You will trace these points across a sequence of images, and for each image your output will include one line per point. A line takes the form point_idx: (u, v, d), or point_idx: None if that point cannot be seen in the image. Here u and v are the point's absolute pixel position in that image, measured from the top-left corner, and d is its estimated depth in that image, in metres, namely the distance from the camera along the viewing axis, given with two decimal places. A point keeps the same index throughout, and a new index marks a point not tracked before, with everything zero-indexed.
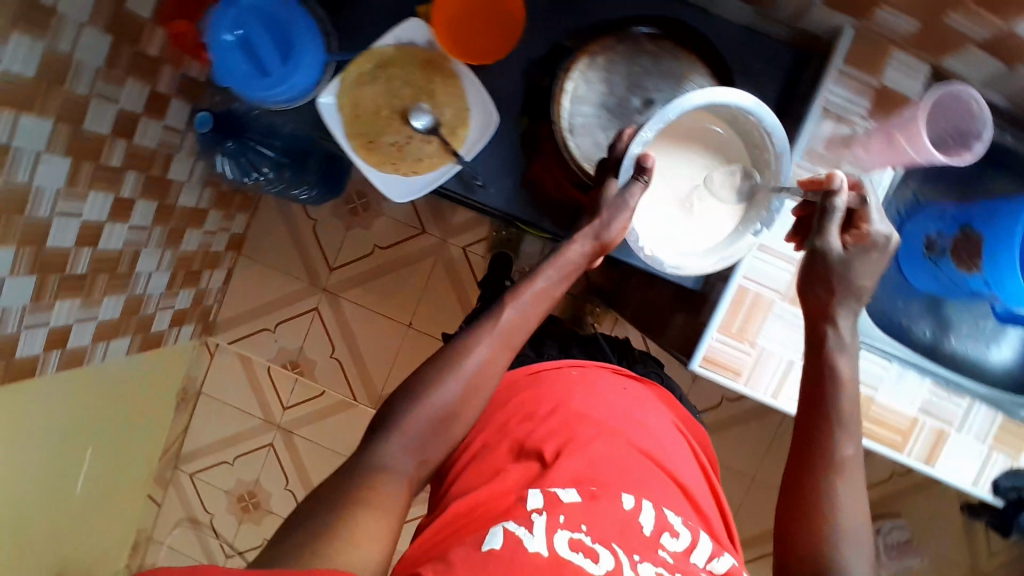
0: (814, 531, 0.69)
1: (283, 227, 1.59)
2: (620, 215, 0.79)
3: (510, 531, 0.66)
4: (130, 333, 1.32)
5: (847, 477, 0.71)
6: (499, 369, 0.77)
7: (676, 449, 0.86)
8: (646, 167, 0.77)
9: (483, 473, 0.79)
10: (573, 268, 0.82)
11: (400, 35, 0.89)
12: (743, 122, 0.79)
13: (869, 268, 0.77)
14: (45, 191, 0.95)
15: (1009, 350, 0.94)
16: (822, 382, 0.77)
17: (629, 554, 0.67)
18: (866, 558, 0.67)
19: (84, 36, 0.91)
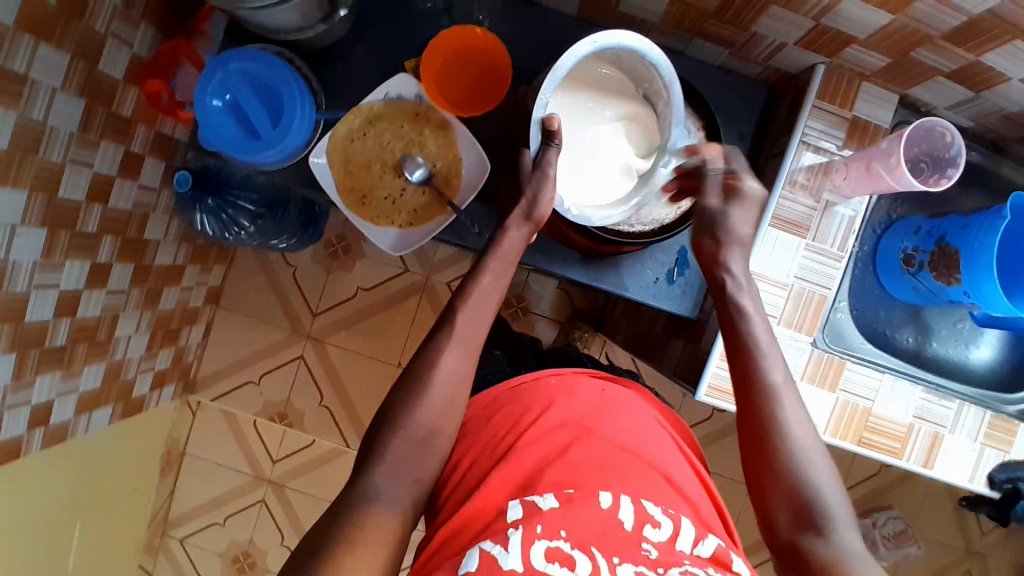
0: (775, 483, 0.70)
1: (261, 275, 1.56)
2: (546, 185, 0.78)
3: (487, 551, 0.64)
4: (112, 401, 1.27)
5: (786, 403, 0.73)
6: (464, 376, 0.76)
7: (656, 437, 0.80)
8: (553, 129, 0.76)
9: (468, 489, 0.74)
10: (513, 257, 0.81)
11: (390, 91, 0.91)
12: (625, 61, 0.81)
13: (745, 219, 0.80)
14: (22, 265, 0.92)
15: (988, 350, 1.00)
16: (738, 326, 0.78)
17: (607, 557, 0.65)
18: (840, 510, 0.68)
19: (57, 102, 0.90)
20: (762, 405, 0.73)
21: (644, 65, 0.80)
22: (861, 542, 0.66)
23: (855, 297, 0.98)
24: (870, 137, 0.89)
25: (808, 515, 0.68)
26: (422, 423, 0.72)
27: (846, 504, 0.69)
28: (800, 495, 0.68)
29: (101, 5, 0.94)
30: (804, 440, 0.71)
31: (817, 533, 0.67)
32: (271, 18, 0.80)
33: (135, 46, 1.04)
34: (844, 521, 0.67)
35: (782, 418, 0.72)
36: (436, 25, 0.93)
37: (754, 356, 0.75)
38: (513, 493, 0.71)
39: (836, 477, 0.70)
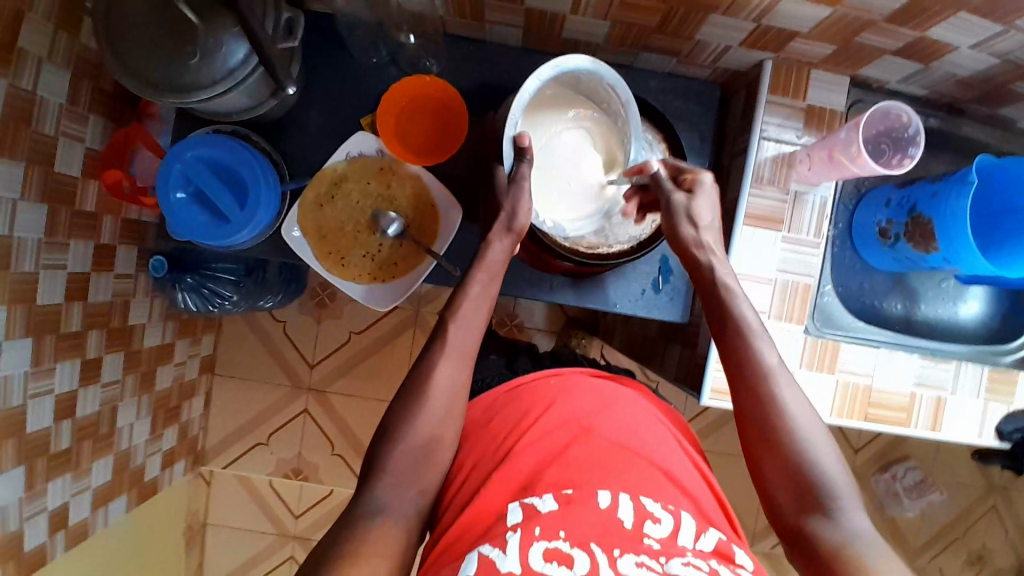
0: (780, 458, 0.67)
1: (253, 336, 1.56)
2: (522, 198, 0.74)
3: (484, 555, 0.55)
4: (126, 490, 1.26)
5: (780, 381, 0.70)
6: (461, 387, 0.69)
7: (659, 432, 0.69)
8: (524, 146, 0.73)
9: (465, 499, 0.64)
10: (499, 268, 0.75)
11: (352, 150, 0.92)
12: (583, 80, 0.80)
13: (710, 208, 0.76)
14: (15, 379, 0.92)
15: (976, 303, 1.01)
16: (720, 308, 0.73)
17: (606, 551, 0.55)
18: (844, 487, 0.66)
19: (20, 213, 0.90)
20: (760, 386, 0.69)
21: (602, 85, 0.79)
22: (866, 518, 0.65)
23: (836, 275, 1.00)
24: (828, 123, 0.90)
25: (814, 497, 0.65)
26: (423, 433, 0.66)
27: (848, 479, 0.67)
28: (803, 473, 0.66)
29: (47, 108, 0.93)
30: (805, 421, 0.68)
31: (823, 513, 0.65)
32: (226, 104, 0.81)
33: (87, 139, 1.03)
34: (849, 497, 0.65)
35: (781, 398, 0.69)
36: (386, 77, 0.93)
37: (746, 339, 0.71)
38: (512, 496, 0.61)
39: (837, 454, 0.68)
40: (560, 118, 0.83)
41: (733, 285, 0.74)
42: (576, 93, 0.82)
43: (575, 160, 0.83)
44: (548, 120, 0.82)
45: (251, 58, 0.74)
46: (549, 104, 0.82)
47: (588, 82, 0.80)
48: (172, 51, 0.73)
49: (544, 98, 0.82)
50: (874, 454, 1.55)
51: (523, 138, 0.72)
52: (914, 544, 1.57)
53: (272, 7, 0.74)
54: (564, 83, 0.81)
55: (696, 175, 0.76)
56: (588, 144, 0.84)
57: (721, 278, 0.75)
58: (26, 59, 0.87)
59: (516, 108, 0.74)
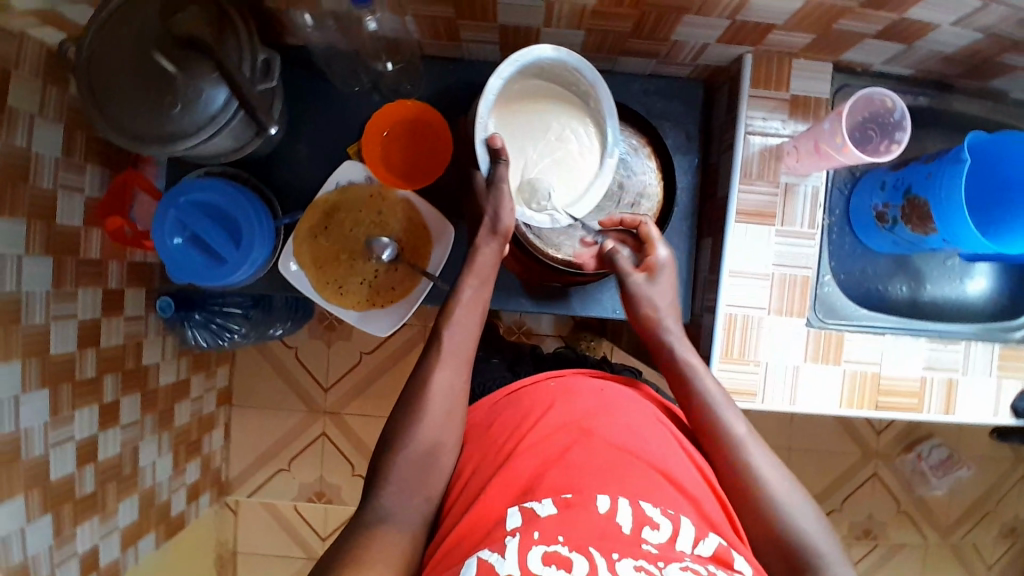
0: (761, 525, 0.65)
1: (266, 364, 1.58)
2: (503, 199, 0.75)
3: (482, 558, 0.53)
4: (154, 526, 1.28)
5: (750, 447, 0.69)
6: (459, 396, 0.69)
7: (658, 434, 0.68)
8: (497, 147, 0.75)
9: (466, 503, 0.63)
10: (490, 270, 0.75)
11: (342, 179, 0.93)
12: (550, 69, 0.81)
13: (666, 290, 0.79)
14: (34, 430, 0.95)
15: (983, 280, 1.00)
16: (684, 383, 0.74)
17: (605, 554, 0.53)
18: (828, 547, 0.63)
19: (26, 268, 0.92)
20: (729, 455, 0.69)
21: (569, 70, 0.80)
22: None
23: (837, 262, 0.99)
24: (814, 111, 0.89)
25: (799, 560, 0.63)
26: (423, 451, 0.65)
27: (831, 538, 0.64)
28: (786, 538, 0.64)
29: (43, 162, 0.94)
30: (781, 486, 0.66)
31: (810, 574, 0.62)
32: (215, 149, 0.82)
33: (87, 190, 1.04)
34: (835, 556, 0.63)
35: (753, 466, 0.67)
36: (368, 103, 0.94)
37: (711, 409, 0.71)
38: (512, 500, 0.60)
39: (818, 515, 0.66)
40: (535, 110, 0.82)
41: (695, 362, 0.74)
42: (546, 82, 0.82)
43: (557, 146, 0.82)
44: (525, 112, 0.81)
45: (231, 103, 0.76)
46: (522, 98, 0.81)
47: (553, 69, 0.80)
48: (154, 103, 0.75)
49: (517, 92, 0.81)
50: (898, 432, 1.52)
51: (494, 139, 0.75)
52: (945, 521, 1.55)
53: (248, 47, 0.75)
54: (531, 74, 0.81)
55: (655, 261, 0.78)
56: (567, 129, 0.83)
57: (683, 354, 0.76)
58: (17, 118, 0.89)
59: (484, 108, 0.76)
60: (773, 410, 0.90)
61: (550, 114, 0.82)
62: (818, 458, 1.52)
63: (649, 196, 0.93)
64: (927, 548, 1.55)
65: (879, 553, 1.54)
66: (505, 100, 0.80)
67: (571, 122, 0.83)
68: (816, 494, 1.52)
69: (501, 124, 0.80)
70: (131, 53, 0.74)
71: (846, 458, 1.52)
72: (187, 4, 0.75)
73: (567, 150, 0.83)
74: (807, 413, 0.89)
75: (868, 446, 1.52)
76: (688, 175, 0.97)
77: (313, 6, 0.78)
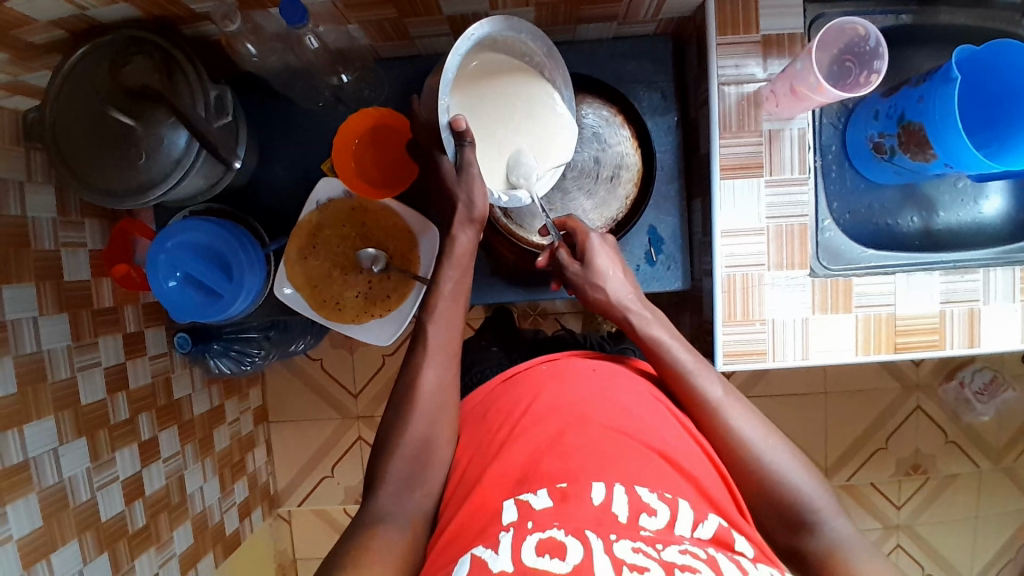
0: (755, 486, 0.66)
1: (293, 378, 1.60)
2: (474, 184, 0.73)
3: (477, 555, 0.54)
4: (211, 547, 1.32)
5: (730, 410, 0.69)
6: (449, 394, 0.71)
7: (652, 413, 0.67)
8: (462, 130, 0.71)
9: (463, 495, 0.64)
10: (468, 259, 0.76)
11: (321, 195, 0.93)
12: (502, 41, 0.79)
13: (608, 265, 0.79)
14: (78, 478, 0.98)
15: (997, 199, 0.94)
16: (656, 357, 0.73)
17: (602, 537, 0.53)
18: (822, 500, 0.64)
19: (43, 326, 0.94)
20: (711, 422, 0.69)
21: (524, 41, 0.79)
22: (851, 526, 0.64)
23: (839, 202, 0.94)
24: (790, 49, 0.84)
25: (796, 516, 0.64)
26: (415, 453, 0.67)
27: (824, 490, 0.65)
28: (781, 497, 0.64)
29: (41, 226, 0.95)
30: (766, 443, 0.67)
31: (807, 529, 0.63)
32: (187, 190, 0.84)
33: (88, 242, 1.05)
34: (829, 508, 0.64)
35: (736, 430, 0.68)
36: (335, 116, 0.95)
37: (685, 380, 0.71)
38: (507, 492, 0.60)
39: (807, 467, 0.66)
40: (493, 84, 0.79)
41: (660, 339, 0.74)
42: (500, 54, 0.80)
43: (523, 119, 0.80)
44: (482, 87, 0.79)
45: (192, 143, 0.77)
46: (479, 74, 0.79)
47: (506, 40, 0.78)
48: (120, 157, 0.76)
49: (472, 68, 0.78)
50: (933, 363, 1.47)
51: (460, 121, 0.70)
52: (995, 446, 1.50)
53: (199, 88, 0.77)
54: (483, 48, 0.78)
55: (586, 242, 0.79)
56: (531, 99, 0.81)
57: (649, 329, 0.75)
58: (7, 187, 0.90)
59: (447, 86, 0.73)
60: (786, 367, 0.87)
61: (509, 87, 0.80)
62: (854, 398, 1.48)
63: (627, 166, 0.94)
64: (980, 475, 1.51)
65: (931, 486, 1.50)
66: (461, 80, 0.77)
67: (534, 90, 0.81)
68: (858, 434, 1.48)
69: (460, 102, 0.77)
70: (87, 114, 0.75)
71: (886, 394, 1.48)
72: (133, 55, 0.75)
73: (531, 120, 0.80)
74: (821, 366, 0.86)
75: (907, 379, 1.47)
76: (668, 136, 0.94)
77: (254, 33, 0.78)
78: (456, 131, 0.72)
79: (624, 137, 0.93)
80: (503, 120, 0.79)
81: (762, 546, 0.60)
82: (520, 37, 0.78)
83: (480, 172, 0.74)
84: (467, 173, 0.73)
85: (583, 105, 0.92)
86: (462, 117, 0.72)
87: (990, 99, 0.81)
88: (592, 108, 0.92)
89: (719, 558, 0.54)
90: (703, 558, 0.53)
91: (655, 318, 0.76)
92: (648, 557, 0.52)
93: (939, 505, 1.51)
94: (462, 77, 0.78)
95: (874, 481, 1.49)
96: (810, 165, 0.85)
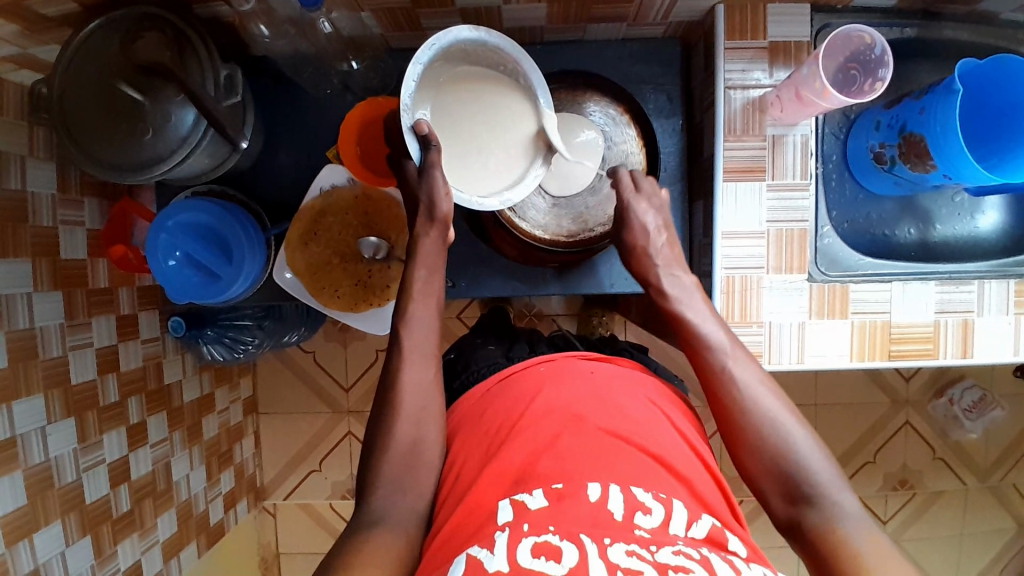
0: (764, 453, 0.64)
1: (285, 370, 1.59)
2: (437, 186, 0.73)
3: (472, 555, 0.53)
4: (194, 537, 1.30)
5: (747, 375, 0.68)
6: (433, 382, 0.70)
7: (647, 414, 0.67)
8: (425, 133, 0.73)
9: (459, 493, 0.63)
10: (436, 257, 0.75)
11: (325, 181, 0.94)
12: (474, 53, 0.77)
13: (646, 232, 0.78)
14: (64, 458, 0.97)
15: (993, 213, 0.96)
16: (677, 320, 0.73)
17: (597, 540, 0.53)
18: (827, 474, 0.63)
19: (37, 303, 0.93)
20: (720, 392, 0.68)
21: (495, 50, 0.77)
22: (855, 501, 0.62)
23: (838, 211, 0.95)
24: (795, 56, 0.85)
25: (799, 488, 0.63)
26: (409, 438, 0.67)
27: (831, 465, 0.64)
28: (787, 469, 0.63)
29: (40, 202, 0.94)
30: (777, 412, 0.66)
31: (808, 503, 0.62)
32: (191, 169, 0.84)
33: (87, 221, 1.03)
34: (834, 483, 0.62)
35: (748, 397, 0.67)
36: (342, 105, 0.95)
37: (703, 344, 0.70)
38: (504, 492, 0.60)
39: (815, 441, 0.65)
40: (471, 93, 0.78)
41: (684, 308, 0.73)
42: (475, 67, 0.78)
43: (500, 128, 0.79)
44: (457, 96, 0.78)
45: (200, 121, 0.77)
46: (457, 80, 0.78)
47: (477, 51, 0.77)
48: (126, 133, 0.76)
49: (452, 76, 0.77)
50: (926, 377, 1.48)
51: (422, 125, 0.73)
52: (983, 465, 1.51)
53: (209, 65, 0.77)
54: (456, 60, 0.77)
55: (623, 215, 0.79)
56: (510, 109, 0.79)
57: (677, 298, 0.74)
58: (9, 161, 0.89)
59: (413, 95, 0.74)
60: (781, 370, 0.88)
61: (484, 97, 0.78)
62: (845, 409, 1.48)
63: (631, 165, 0.94)
64: (967, 492, 1.52)
65: (918, 501, 1.51)
66: (436, 86, 0.77)
67: (512, 101, 0.79)
68: (849, 446, 1.49)
69: (429, 112, 0.77)
70: (95, 87, 0.75)
71: (876, 409, 1.49)
72: (145, 31, 0.75)
73: (508, 130, 0.79)
74: (814, 370, 0.87)
75: (897, 394, 1.49)
76: (674, 138, 0.95)
77: (267, 15, 0.78)
78: (420, 135, 0.73)
79: (628, 135, 0.94)
80: (476, 130, 0.78)
81: (755, 547, 0.60)
82: (489, 47, 0.76)
83: (444, 175, 0.74)
84: (430, 177, 0.73)
85: (589, 102, 0.93)
86: (425, 122, 0.74)
87: (994, 113, 0.83)
88: (596, 107, 0.93)
89: (712, 558, 0.54)
90: (697, 558, 0.53)
91: (680, 283, 0.75)
92: (642, 560, 0.51)
93: (925, 521, 1.52)
94: (433, 82, 0.77)
95: (862, 494, 1.50)
96: (812, 168, 0.86)
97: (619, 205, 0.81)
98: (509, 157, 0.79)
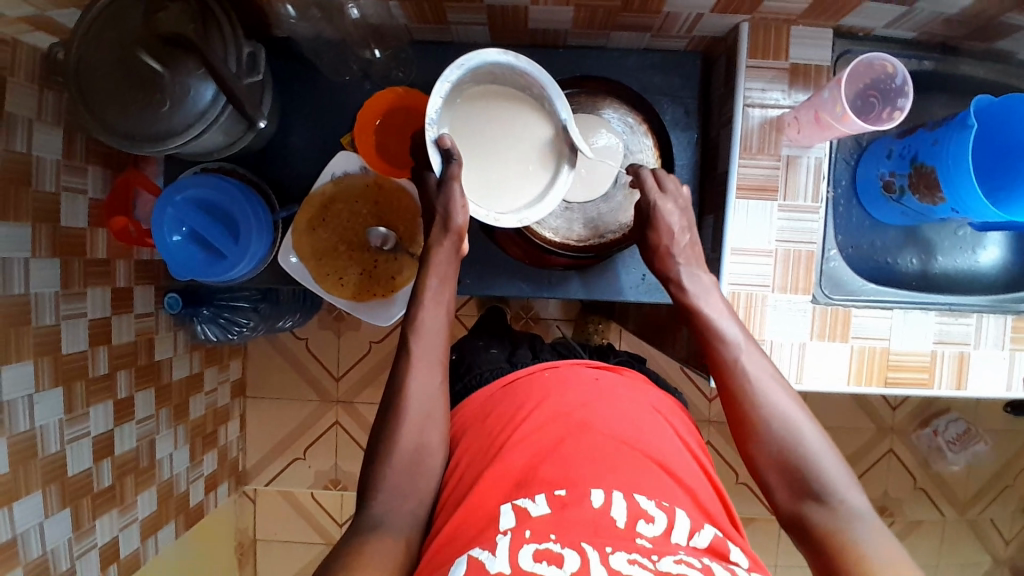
0: (773, 446, 0.65)
1: (276, 354, 1.57)
2: (454, 198, 0.71)
3: (474, 557, 0.53)
4: (173, 517, 1.28)
5: (760, 371, 0.68)
6: (439, 377, 0.70)
7: (651, 423, 0.67)
8: (447, 147, 0.72)
9: (461, 493, 0.63)
10: (450, 269, 0.73)
11: (337, 168, 0.93)
12: (501, 75, 0.78)
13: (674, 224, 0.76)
14: (50, 428, 0.95)
15: (994, 249, 0.97)
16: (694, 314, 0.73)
17: (598, 548, 0.53)
18: (836, 473, 0.63)
19: (34, 270, 0.91)
20: (731, 385, 0.68)
21: (521, 74, 0.77)
22: (864, 498, 0.63)
23: (844, 236, 0.96)
24: (815, 79, 0.86)
25: (808, 484, 0.63)
26: (414, 432, 0.66)
27: (842, 463, 0.64)
28: (797, 464, 0.64)
29: (44, 165, 0.91)
30: (789, 408, 0.66)
31: (816, 499, 0.62)
32: (205, 145, 0.83)
33: (89, 189, 1.01)
34: (842, 481, 0.63)
35: (761, 392, 0.67)
36: (359, 93, 0.95)
37: (718, 338, 0.70)
38: (505, 494, 0.60)
39: (824, 437, 0.65)
40: (495, 114, 0.78)
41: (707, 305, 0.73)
42: (502, 88, 0.79)
43: (520, 149, 0.79)
44: (483, 114, 0.78)
45: (219, 96, 0.76)
46: (484, 101, 0.78)
47: (506, 75, 0.78)
48: (143, 103, 0.75)
49: (480, 95, 0.78)
50: (913, 407, 1.50)
51: (444, 138, 0.72)
52: (963, 497, 1.53)
53: (232, 42, 0.76)
54: (484, 81, 0.78)
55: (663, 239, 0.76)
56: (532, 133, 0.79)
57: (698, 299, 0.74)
58: (16, 123, 0.86)
59: (439, 110, 0.75)
60: None
61: (506, 117, 0.78)
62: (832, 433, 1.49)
63: None
64: (944, 524, 1.54)
65: (896, 529, 1.53)
66: (463, 107, 0.77)
67: (535, 124, 0.79)
68: None
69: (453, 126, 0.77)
70: (115, 54, 0.74)
71: (861, 435, 1.50)
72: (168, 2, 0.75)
73: (529, 151, 0.79)
74: (811, 391, 0.88)
75: (883, 422, 1.50)
76: (688, 152, 0.96)
77: None
78: (443, 149, 0.72)
79: (643, 142, 0.93)
80: (498, 147, 0.78)
81: (755, 558, 0.60)
82: (518, 72, 0.77)
83: (462, 188, 0.72)
84: (448, 190, 0.72)
85: (607, 108, 0.92)
86: (450, 137, 0.73)
87: (1008, 153, 0.84)
88: (613, 113, 0.92)
89: (714, 568, 0.54)
90: (698, 566, 0.53)
91: (701, 279, 0.75)
92: (644, 569, 0.51)
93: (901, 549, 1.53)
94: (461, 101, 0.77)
95: None
96: (823, 190, 0.87)
97: (643, 204, 0.79)
98: (527, 178, 0.79)
